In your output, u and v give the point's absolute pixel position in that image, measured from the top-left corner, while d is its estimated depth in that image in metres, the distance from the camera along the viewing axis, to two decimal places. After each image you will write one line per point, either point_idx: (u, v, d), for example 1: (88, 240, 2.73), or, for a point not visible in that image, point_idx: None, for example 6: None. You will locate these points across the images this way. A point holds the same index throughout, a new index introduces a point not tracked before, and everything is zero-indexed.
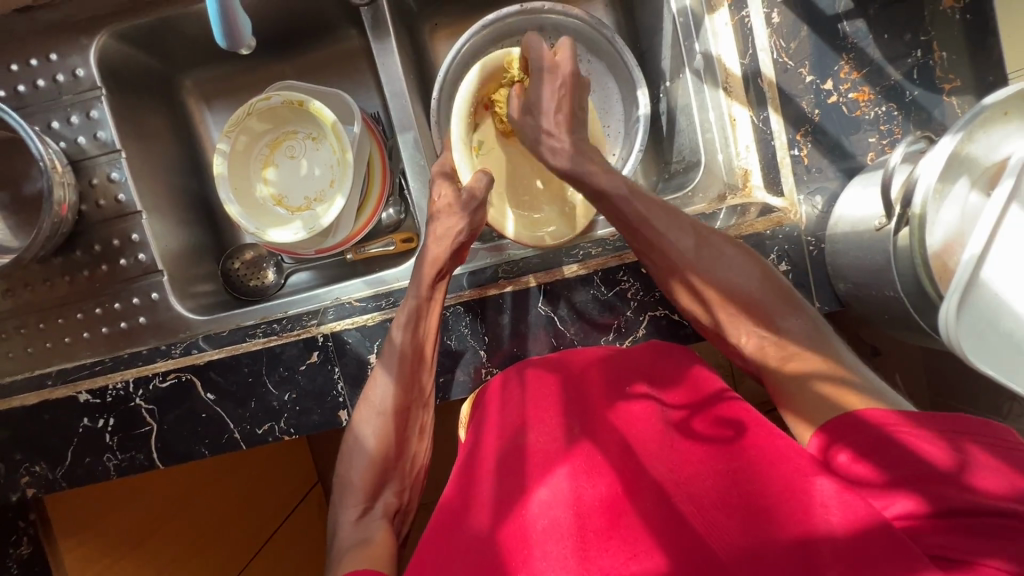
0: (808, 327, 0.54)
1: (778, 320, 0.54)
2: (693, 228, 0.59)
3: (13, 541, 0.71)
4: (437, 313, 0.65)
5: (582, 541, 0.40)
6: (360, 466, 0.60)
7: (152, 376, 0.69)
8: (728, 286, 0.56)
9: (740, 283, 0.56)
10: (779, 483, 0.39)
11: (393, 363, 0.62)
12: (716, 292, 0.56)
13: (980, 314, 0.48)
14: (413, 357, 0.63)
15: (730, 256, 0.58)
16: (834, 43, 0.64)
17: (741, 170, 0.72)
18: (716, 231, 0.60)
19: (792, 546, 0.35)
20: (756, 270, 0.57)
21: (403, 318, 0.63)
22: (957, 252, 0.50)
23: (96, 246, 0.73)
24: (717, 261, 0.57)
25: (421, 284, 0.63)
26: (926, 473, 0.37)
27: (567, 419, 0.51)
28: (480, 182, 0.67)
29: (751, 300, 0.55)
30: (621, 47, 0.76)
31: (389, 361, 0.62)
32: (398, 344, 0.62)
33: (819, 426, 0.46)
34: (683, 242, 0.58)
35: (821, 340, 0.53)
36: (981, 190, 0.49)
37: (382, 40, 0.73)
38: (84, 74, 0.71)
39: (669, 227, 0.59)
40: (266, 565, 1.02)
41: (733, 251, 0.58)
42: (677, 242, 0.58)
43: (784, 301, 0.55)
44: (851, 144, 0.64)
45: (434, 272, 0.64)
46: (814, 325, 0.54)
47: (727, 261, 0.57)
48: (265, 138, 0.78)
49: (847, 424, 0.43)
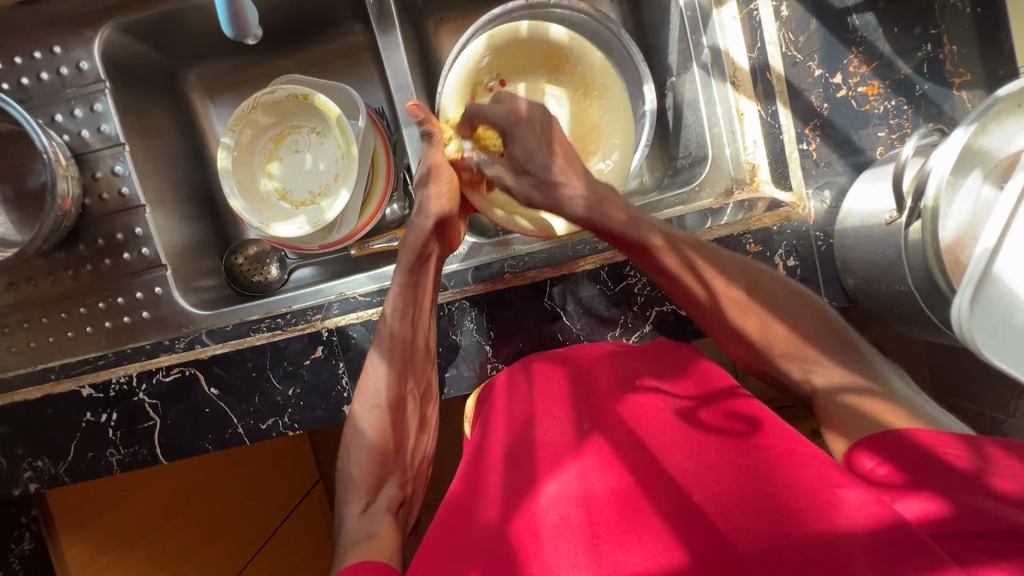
0: (855, 365, 0.51)
1: (824, 359, 0.51)
2: (733, 259, 0.56)
3: (15, 537, 0.72)
4: (429, 297, 0.64)
5: (593, 537, 0.39)
6: (360, 460, 0.60)
7: (155, 371, 0.69)
8: (778, 328, 0.53)
9: (790, 320, 0.53)
10: (796, 484, 0.38)
11: (386, 348, 0.62)
12: (721, 279, 0.55)
13: (993, 308, 0.48)
14: (407, 348, 0.62)
15: (777, 291, 0.54)
16: (844, 37, 0.63)
17: (749, 165, 0.70)
18: (766, 270, 0.56)
19: (811, 543, 0.35)
20: (809, 311, 0.53)
21: (391, 309, 0.62)
22: (969, 246, 0.49)
23: (99, 241, 0.73)
24: (763, 293, 0.54)
25: (404, 268, 0.63)
26: (949, 477, 0.37)
27: (575, 413, 0.51)
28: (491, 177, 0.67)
29: (802, 340, 0.52)
30: (628, 41, 0.76)
31: (383, 346, 0.63)
32: (391, 331, 0.62)
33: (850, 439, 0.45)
34: (705, 250, 0.56)
35: (864, 369, 0.50)
36: (993, 183, 0.49)
37: (388, 34, 0.73)
38: (89, 66, 0.71)
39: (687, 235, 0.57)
40: (266, 567, 1.01)
41: (780, 286, 0.55)
42: (703, 249, 0.57)
43: (835, 339, 0.52)
44: (860, 138, 0.64)
45: (412, 256, 0.62)
46: (862, 362, 0.51)
47: (777, 301, 0.54)
48: (269, 132, 0.77)
49: (868, 434, 0.44)
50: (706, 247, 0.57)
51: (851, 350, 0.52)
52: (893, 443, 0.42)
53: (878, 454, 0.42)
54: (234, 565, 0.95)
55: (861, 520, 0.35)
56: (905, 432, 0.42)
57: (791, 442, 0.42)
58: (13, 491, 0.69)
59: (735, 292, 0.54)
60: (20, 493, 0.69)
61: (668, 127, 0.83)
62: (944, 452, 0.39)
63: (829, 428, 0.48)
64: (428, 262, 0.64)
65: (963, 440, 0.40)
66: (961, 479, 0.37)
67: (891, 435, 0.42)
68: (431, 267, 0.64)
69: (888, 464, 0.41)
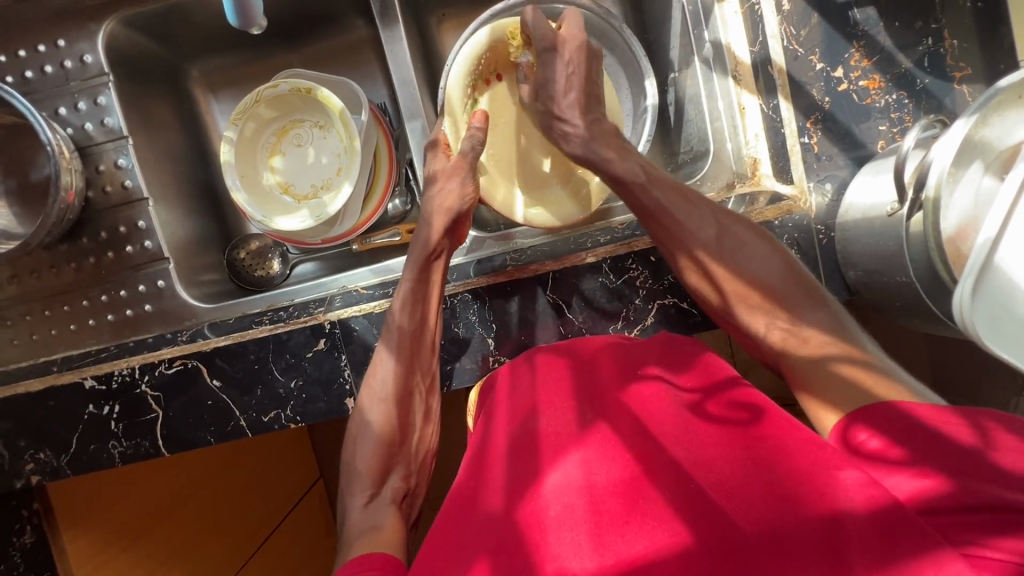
0: (829, 320, 0.52)
1: (800, 313, 0.53)
2: (703, 203, 0.59)
3: (16, 530, 0.71)
4: (437, 292, 0.65)
5: (596, 526, 0.39)
6: (365, 451, 0.60)
7: (158, 363, 0.69)
8: (753, 277, 0.55)
9: (759, 270, 0.55)
10: (799, 471, 0.38)
11: (393, 342, 0.62)
12: (710, 256, 0.56)
13: (995, 298, 0.48)
14: (415, 341, 0.62)
15: (747, 241, 0.56)
16: (844, 31, 0.64)
17: (750, 159, 0.70)
18: (738, 220, 0.58)
19: (815, 529, 0.34)
20: (779, 261, 0.55)
21: (400, 302, 0.63)
22: (970, 237, 0.49)
23: (102, 233, 0.73)
24: (733, 243, 0.56)
25: (415, 264, 0.64)
26: (951, 454, 0.37)
27: (579, 403, 0.51)
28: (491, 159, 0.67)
29: (774, 290, 0.54)
30: (630, 36, 0.76)
31: (389, 339, 0.63)
32: (398, 324, 0.62)
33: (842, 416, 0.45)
34: (690, 210, 0.58)
35: (841, 330, 0.51)
36: (995, 175, 0.49)
37: (390, 28, 0.73)
38: (92, 60, 0.71)
39: (674, 196, 0.59)
40: (267, 563, 1.01)
41: (754, 236, 0.57)
42: (687, 210, 0.58)
43: (808, 295, 0.53)
44: (861, 132, 0.64)
45: (423, 253, 0.64)
46: (835, 318, 0.52)
47: (744, 245, 0.56)
48: (272, 126, 0.77)
49: (868, 405, 0.44)
50: (692, 203, 0.59)
51: (821, 305, 0.53)
52: (896, 419, 0.41)
53: (881, 432, 0.41)
54: (235, 562, 0.94)
55: (862, 503, 0.34)
56: (906, 407, 0.42)
57: (793, 432, 0.42)
58: (15, 484, 0.69)
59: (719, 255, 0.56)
60: (22, 485, 0.69)
61: (669, 122, 0.83)
62: (947, 428, 0.39)
63: (823, 401, 0.47)
64: (437, 258, 0.65)
65: (966, 415, 0.39)
66: (965, 458, 0.37)
67: (894, 413, 0.42)
68: (439, 265, 0.65)
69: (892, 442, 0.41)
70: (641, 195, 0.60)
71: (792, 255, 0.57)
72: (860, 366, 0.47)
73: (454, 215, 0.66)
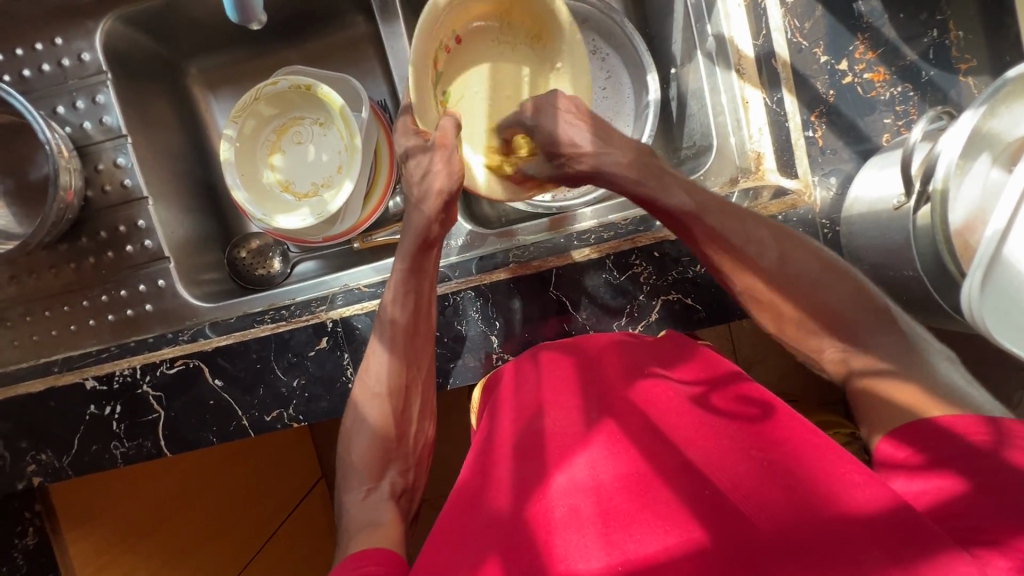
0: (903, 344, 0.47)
1: (866, 337, 0.48)
2: (756, 220, 0.54)
3: (19, 531, 0.71)
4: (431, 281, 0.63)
5: (604, 526, 0.39)
6: (361, 447, 0.60)
7: (159, 363, 0.68)
8: (821, 305, 0.50)
9: (826, 300, 0.50)
10: (810, 471, 0.38)
11: (387, 335, 0.61)
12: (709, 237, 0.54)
13: (1003, 292, 0.48)
14: (410, 331, 0.61)
15: (815, 274, 0.51)
16: (849, 23, 0.63)
17: (754, 154, 0.69)
18: (801, 245, 0.53)
19: (825, 529, 0.34)
20: (847, 287, 0.50)
21: (392, 292, 0.62)
22: (978, 230, 0.49)
23: (102, 233, 0.72)
24: (793, 272, 0.52)
25: (404, 253, 0.62)
26: (970, 459, 0.37)
27: (585, 401, 0.50)
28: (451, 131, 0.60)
29: (840, 320, 0.49)
30: (632, 30, 0.77)
31: (383, 333, 0.62)
32: (390, 317, 0.62)
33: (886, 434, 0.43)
34: (748, 232, 0.53)
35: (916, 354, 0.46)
36: (1002, 167, 0.49)
37: (390, 24, 0.73)
38: (90, 58, 0.71)
39: (708, 203, 0.55)
40: (268, 563, 1.00)
41: (813, 259, 0.52)
42: (743, 234, 0.53)
43: (879, 315, 0.49)
44: (866, 125, 0.64)
45: (416, 240, 0.62)
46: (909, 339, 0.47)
47: (814, 280, 0.51)
48: (272, 124, 0.77)
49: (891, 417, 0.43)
50: (726, 210, 0.55)
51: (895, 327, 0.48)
52: (914, 431, 0.41)
53: (902, 442, 0.41)
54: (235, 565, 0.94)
55: (875, 505, 0.34)
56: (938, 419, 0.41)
57: (803, 431, 0.42)
58: (17, 485, 0.69)
59: (774, 287, 0.52)
60: (23, 487, 0.69)
61: (672, 117, 0.82)
62: (964, 432, 0.39)
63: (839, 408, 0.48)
64: (433, 249, 0.63)
65: (985, 422, 0.39)
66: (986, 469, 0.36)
67: (911, 424, 0.41)
68: (434, 255, 0.63)
69: (913, 452, 0.40)
70: (693, 225, 0.55)
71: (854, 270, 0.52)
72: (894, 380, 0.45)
73: (446, 198, 0.61)
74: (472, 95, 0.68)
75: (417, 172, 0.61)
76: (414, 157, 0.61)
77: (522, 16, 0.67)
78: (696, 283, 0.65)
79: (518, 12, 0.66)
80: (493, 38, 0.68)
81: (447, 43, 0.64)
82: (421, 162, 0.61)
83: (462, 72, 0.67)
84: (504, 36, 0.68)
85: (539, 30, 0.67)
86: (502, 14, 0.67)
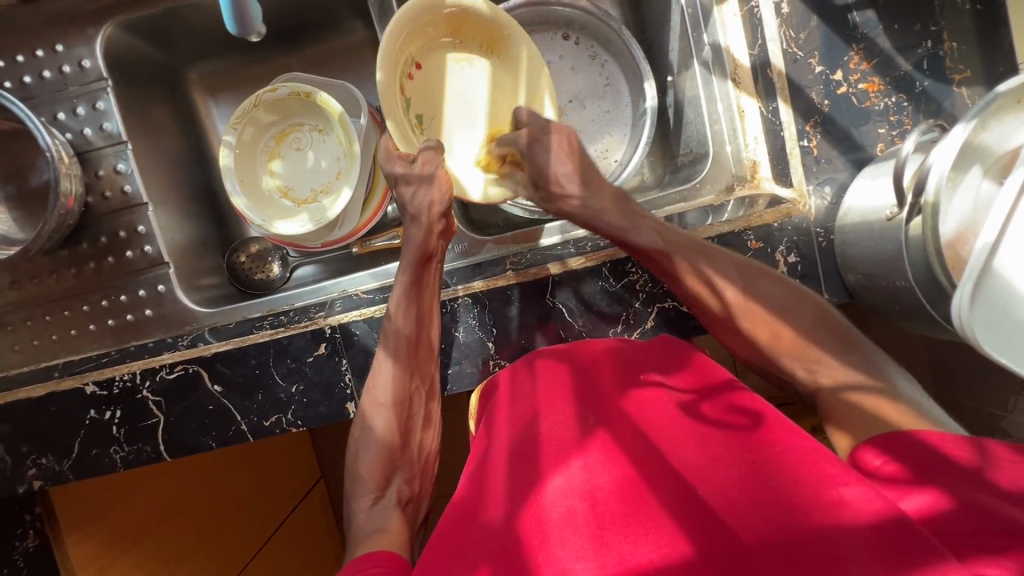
0: (862, 361, 0.51)
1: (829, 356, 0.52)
2: (728, 257, 0.57)
3: (19, 533, 0.72)
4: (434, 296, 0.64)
5: (599, 529, 0.39)
6: (368, 458, 0.61)
7: (159, 368, 0.69)
8: (787, 328, 0.53)
9: (792, 322, 0.53)
10: (800, 481, 0.39)
11: (391, 345, 0.62)
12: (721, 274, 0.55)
13: (993, 303, 0.48)
14: (412, 341, 0.62)
15: (781, 301, 0.54)
16: (844, 33, 0.64)
17: (749, 162, 0.70)
18: (763, 273, 0.56)
19: (814, 535, 0.35)
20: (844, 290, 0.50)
21: (398, 305, 0.62)
22: (969, 241, 0.49)
23: (102, 238, 0.73)
24: (761, 300, 0.54)
25: (408, 266, 0.62)
26: (954, 474, 0.38)
27: (580, 409, 0.51)
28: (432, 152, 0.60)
29: (804, 340, 0.53)
30: (629, 38, 0.77)
31: (387, 342, 0.62)
32: (396, 329, 0.62)
33: (866, 443, 0.44)
34: (714, 264, 0.56)
35: (876, 369, 0.51)
36: (993, 179, 0.49)
37: (389, 31, 0.73)
38: (90, 65, 0.71)
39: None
40: (266, 566, 1.01)
41: (780, 288, 0.55)
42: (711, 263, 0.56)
43: (840, 337, 0.53)
44: (860, 135, 0.64)
45: (417, 254, 0.62)
46: (868, 359, 0.52)
47: (782, 306, 0.54)
48: (271, 130, 0.77)
49: (886, 435, 0.44)
50: (690, 246, 0.57)
51: (855, 348, 0.52)
52: (898, 442, 0.42)
53: (886, 453, 0.42)
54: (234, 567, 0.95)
55: (863, 512, 0.35)
56: (916, 432, 0.43)
57: (794, 439, 0.43)
58: (17, 489, 0.69)
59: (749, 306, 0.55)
60: (24, 490, 0.69)
61: (669, 124, 0.83)
62: (949, 453, 0.40)
63: (832, 423, 0.49)
64: (430, 263, 0.63)
65: (970, 441, 0.40)
66: (963, 475, 0.38)
67: (891, 436, 0.43)
68: (433, 268, 0.64)
69: (896, 463, 0.42)
70: (664, 262, 0.57)
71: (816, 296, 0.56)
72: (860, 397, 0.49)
73: (440, 209, 0.62)
74: (447, 111, 0.67)
75: (411, 194, 0.61)
76: (407, 181, 0.61)
77: (473, 30, 0.66)
78: None
79: (469, 27, 0.65)
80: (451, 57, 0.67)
81: (407, 70, 0.64)
82: (414, 185, 0.61)
83: (432, 92, 0.66)
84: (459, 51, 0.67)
85: (493, 40, 0.66)
86: (453, 31, 0.66)
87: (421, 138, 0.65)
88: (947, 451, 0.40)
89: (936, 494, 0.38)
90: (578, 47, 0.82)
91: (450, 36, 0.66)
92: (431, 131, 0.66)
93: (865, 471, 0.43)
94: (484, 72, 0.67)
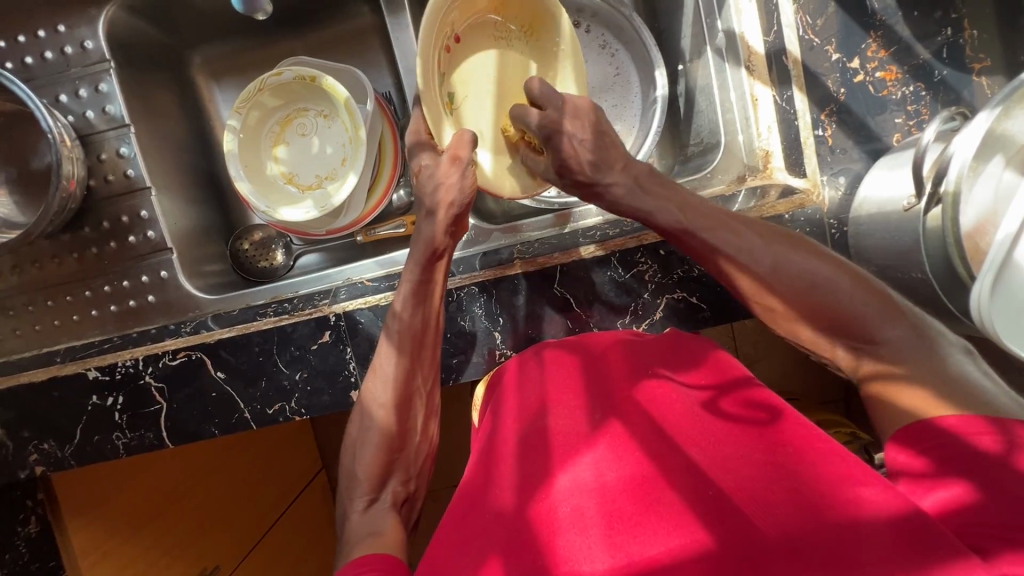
0: (913, 337, 0.46)
1: (874, 333, 0.46)
2: (752, 230, 0.53)
3: (21, 519, 0.70)
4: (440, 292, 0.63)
5: (609, 528, 0.39)
6: (365, 458, 0.59)
7: (162, 354, 0.68)
8: (824, 304, 0.48)
9: (829, 297, 0.48)
10: (818, 479, 0.38)
11: (395, 341, 0.61)
12: (735, 265, 0.53)
13: (1013, 295, 0.47)
14: (417, 342, 0.61)
15: (817, 275, 0.49)
16: (862, 20, 0.62)
17: (761, 151, 0.69)
18: (791, 241, 0.52)
19: (834, 533, 0.34)
20: (859, 286, 0.49)
21: (402, 299, 0.61)
22: (989, 233, 0.48)
23: (105, 223, 0.72)
24: (792, 275, 0.50)
25: (416, 264, 0.61)
26: (980, 466, 0.37)
27: (588, 402, 0.50)
28: (464, 142, 0.60)
29: (843, 317, 0.48)
30: (641, 25, 0.76)
31: (392, 337, 0.61)
32: (404, 324, 0.61)
33: (894, 438, 0.42)
34: (736, 225, 0.53)
35: (928, 348, 0.45)
36: (1015, 169, 0.48)
37: (396, 15, 0.72)
38: (93, 46, 0.70)
39: (697, 203, 0.55)
40: (260, 564, 0.99)
41: (816, 260, 0.50)
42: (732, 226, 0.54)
43: (886, 307, 0.47)
44: (876, 125, 0.63)
45: (426, 252, 0.61)
46: (920, 331, 0.46)
47: (815, 282, 0.49)
48: (276, 115, 0.76)
49: (911, 425, 0.41)
50: (715, 206, 0.55)
51: (905, 319, 0.46)
52: (917, 432, 0.41)
53: (908, 447, 0.41)
54: (227, 566, 0.93)
55: (884, 513, 0.34)
56: (934, 421, 0.40)
57: (810, 437, 0.42)
58: (18, 474, 0.69)
59: (770, 287, 0.51)
60: (26, 476, 0.69)
61: (679, 114, 0.82)
62: (975, 439, 0.38)
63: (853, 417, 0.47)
64: (441, 259, 0.62)
65: (988, 420, 0.39)
66: (983, 463, 0.37)
67: (911, 427, 0.41)
68: (442, 267, 0.63)
69: (919, 455, 0.40)
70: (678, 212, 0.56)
71: (857, 267, 0.50)
72: (901, 386, 0.44)
73: (456, 210, 0.61)
74: (475, 96, 0.66)
75: (429, 184, 0.61)
76: (426, 169, 0.61)
77: (514, 9, 0.66)
78: (701, 281, 0.64)
79: (513, 4, 0.66)
80: (489, 34, 0.66)
81: (446, 43, 0.62)
82: (433, 176, 0.60)
83: (466, 70, 0.65)
84: (499, 33, 0.67)
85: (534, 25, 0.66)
86: (498, 10, 0.66)
87: (449, 118, 0.64)
88: (973, 438, 0.38)
89: (965, 491, 0.37)
90: (588, 35, 0.80)
91: (494, 14, 0.66)
92: (458, 114, 0.65)
93: (892, 466, 0.42)
94: (514, 54, 0.67)
